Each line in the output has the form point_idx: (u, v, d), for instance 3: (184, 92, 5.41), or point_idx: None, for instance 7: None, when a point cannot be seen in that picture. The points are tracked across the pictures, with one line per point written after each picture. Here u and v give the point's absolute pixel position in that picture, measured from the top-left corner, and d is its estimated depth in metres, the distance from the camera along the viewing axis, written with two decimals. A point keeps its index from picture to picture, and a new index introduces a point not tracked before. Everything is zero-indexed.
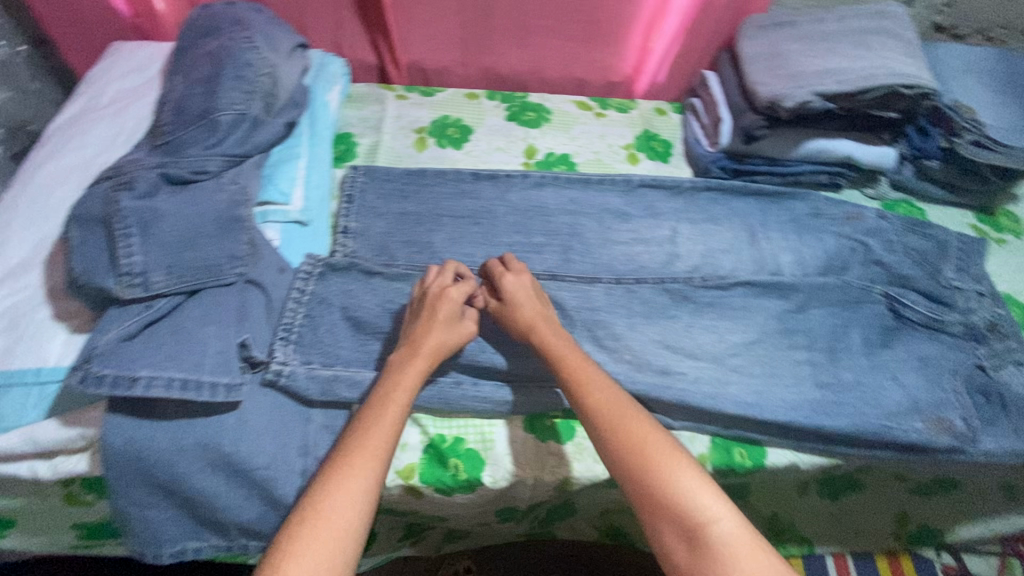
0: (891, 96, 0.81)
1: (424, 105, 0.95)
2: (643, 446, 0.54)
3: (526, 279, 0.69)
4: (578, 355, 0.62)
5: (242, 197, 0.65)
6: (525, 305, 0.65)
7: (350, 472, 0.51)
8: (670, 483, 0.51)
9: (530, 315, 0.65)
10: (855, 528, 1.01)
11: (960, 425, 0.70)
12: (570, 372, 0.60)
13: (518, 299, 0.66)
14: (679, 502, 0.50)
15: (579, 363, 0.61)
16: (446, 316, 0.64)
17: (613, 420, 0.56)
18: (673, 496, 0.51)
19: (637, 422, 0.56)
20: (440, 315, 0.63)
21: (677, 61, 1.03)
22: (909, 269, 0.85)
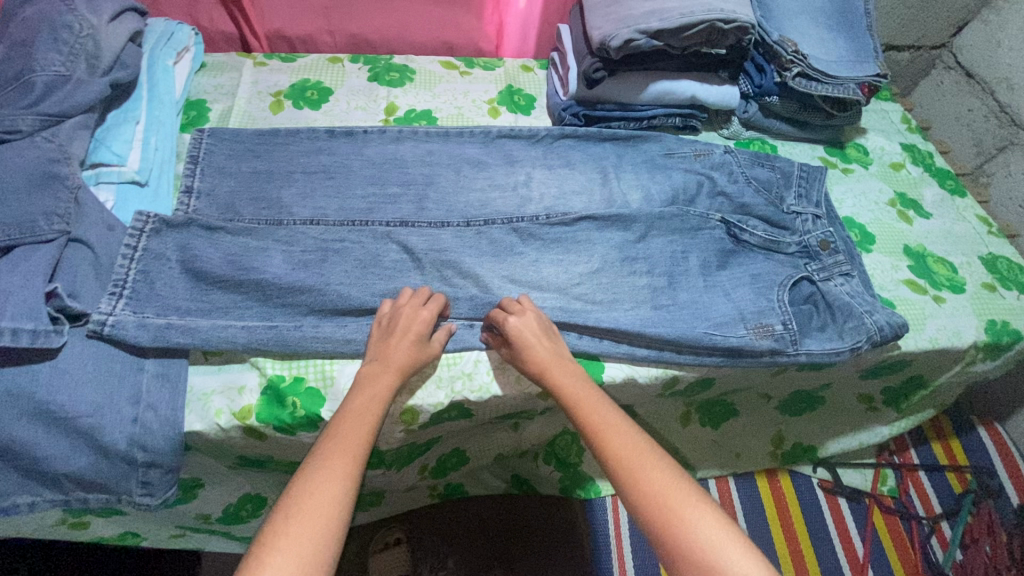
0: (714, 34, 0.86)
1: (283, 71, 0.96)
2: (631, 453, 0.58)
3: (532, 317, 0.70)
4: (590, 396, 0.65)
5: (61, 155, 0.66)
6: (534, 340, 0.68)
7: (338, 481, 0.54)
8: (689, 533, 0.52)
9: (544, 357, 0.68)
10: (736, 450, 1.07)
11: (779, 328, 0.76)
12: (586, 419, 0.63)
13: (526, 338, 0.68)
14: (699, 551, 0.51)
15: (593, 409, 0.63)
16: (422, 330, 0.68)
17: (631, 467, 0.57)
18: (692, 545, 0.52)
19: (635, 446, 0.59)
20: (417, 339, 0.68)
21: (539, 29, 1.10)
22: (750, 198, 0.90)
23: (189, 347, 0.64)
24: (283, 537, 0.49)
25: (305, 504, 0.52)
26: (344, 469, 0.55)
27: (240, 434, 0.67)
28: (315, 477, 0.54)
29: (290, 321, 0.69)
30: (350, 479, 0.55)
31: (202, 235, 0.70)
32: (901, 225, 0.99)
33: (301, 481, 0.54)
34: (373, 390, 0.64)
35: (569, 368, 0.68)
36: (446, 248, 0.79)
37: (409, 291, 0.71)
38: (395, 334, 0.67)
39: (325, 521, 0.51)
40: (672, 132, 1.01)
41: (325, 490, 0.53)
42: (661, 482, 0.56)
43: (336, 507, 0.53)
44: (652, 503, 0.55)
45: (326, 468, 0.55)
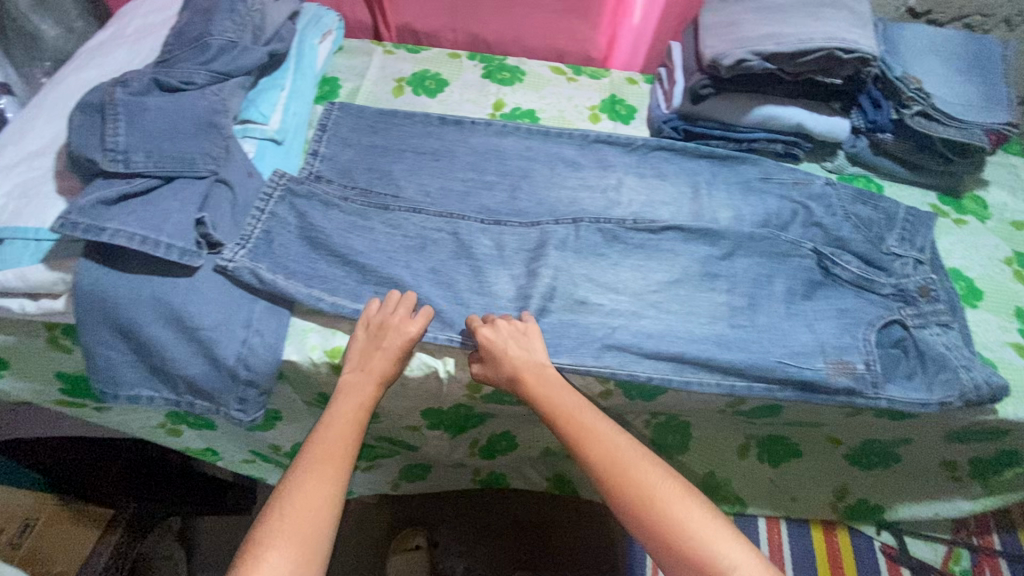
0: (831, 62, 0.85)
1: (407, 60, 1.05)
2: (621, 456, 0.61)
3: (505, 328, 0.70)
4: (573, 407, 0.66)
5: (221, 108, 0.75)
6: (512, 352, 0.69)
7: (329, 483, 0.58)
8: (684, 528, 0.57)
9: (520, 366, 0.68)
10: (792, 493, 1.02)
11: (861, 368, 0.73)
12: (570, 429, 0.64)
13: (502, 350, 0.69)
14: (694, 547, 0.56)
15: (576, 418, 0.65)
16: (410, 340, 0.70)
17: (621, 470, 0.60)
18: (687, 540, 0.56)
19: (623, 451, 0.62)
20: (401, 352, 0.70)
21: (651, 44, 1.14)
22: (847, 232, 0.88)
23: (298, 289, 0.72)
24: (279, 531, 0.54)
25: (297, 503, 0.56)
26: (326, 473, 0.59)
27: (327, 373, 0.74)
28: (304, 478, 0.58)
29: (384, 283, 0.76)
30: (339, 480, 0.59)
31: (314, 211, 0.79)
32: (1017, 286, 0.91)
33: (292, 482, 0.58)
34: (354, 394, 0.67)
35: (544, 376, 0.69)
36: (533, 238, 0.81)
37: (394, 297, 0.73)
38: (380, 343, 0.69)
39: (316, 518, 0.56)
40: (772, 158, 0.99)
41: (316, 490, 0.57)
42: (655, 484, 0.59)
43: (325, 508, 0.57)
44: (646, 504, 0.58)
45: (312, 469, 0.59)
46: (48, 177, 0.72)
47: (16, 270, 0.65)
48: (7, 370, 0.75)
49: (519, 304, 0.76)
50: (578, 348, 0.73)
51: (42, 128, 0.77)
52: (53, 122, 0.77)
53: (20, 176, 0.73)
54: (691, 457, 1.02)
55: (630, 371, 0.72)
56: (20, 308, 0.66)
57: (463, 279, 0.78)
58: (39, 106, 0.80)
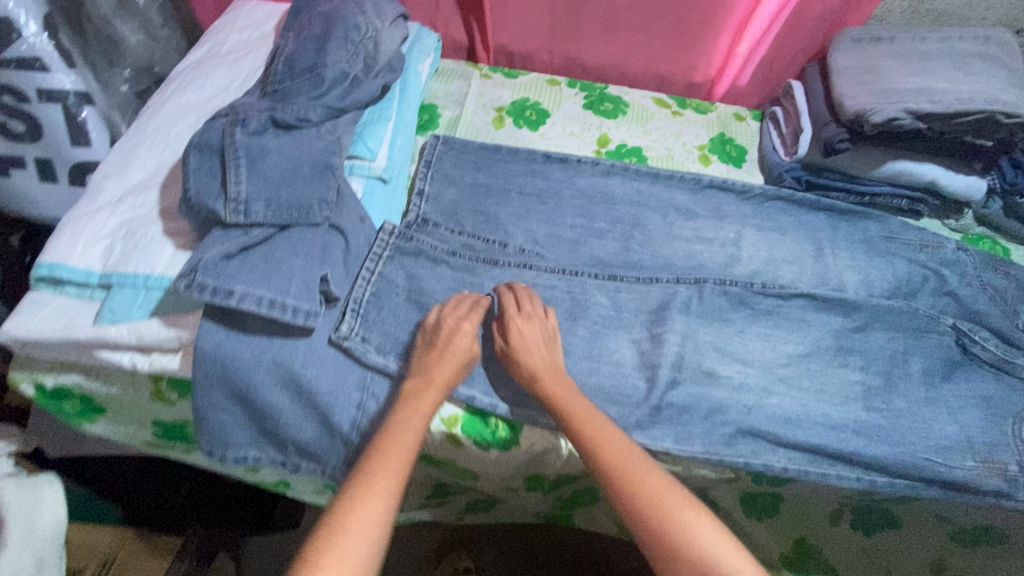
0: (987, 124, 0.78)
1: (506, 86, 1.00)
2: (634, 464, 0.57)
3: (536, 325, 0.68)
4: (582, 404, 0.62)
5: (337, 147, 0.70)
6: (536, 345, 0.66)
7: (382, 499, 0.51)
8: (690, 535, 0.52)
9: (540, 363, 0.65)
10: (888, 565, 0.96)
11: (1014, 470, 0.68)
12: (577, 426, 0.60)
13: (529, 344, 0.66)
14: (701, 555, 0.52)
15: (586, 414, 0.61)
16: (467, 348, 0.65)
17: (629, 472, 0.56)
18: (693, 549, 0.52)
19: (629, 452, 0.58)
20: (462, 361, 0.64)
21: (760, 70, 1.04)
22: (984, 305, 0.81)
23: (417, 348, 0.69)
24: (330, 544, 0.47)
25: (348, 525, 0.49)
26: (390, 482, 0.52)
27: (440, 439, 0.70)
28: (350, 495, 0.50)
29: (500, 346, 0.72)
30: (393, 492, 0.52)
31: (426, 265, 0.75)
32: None
33: (347, 499, 0.50)
34: (414, 403, 0.60)
35: (561, 378, 0.65)
36: (654, 302, 0.78)
37: (455, 302, 0.68)
38: (440, 348, 0.64)
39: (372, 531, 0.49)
40: (893, 213, 0.93)
41: (367, 507, 0.50)
42: (665, 489, 0.55)
43: (374, 528, 0.49)
44: (651, 510, 0.54)
45: (363, 480, 0.52)
46: (154, 215, 0.67)
47: (130, 324, 0.61)
48: (101, 415, 0.71)
49: (645, 376, 0.72)
50: (708, 433, 0.69)
51: (144, 158, 0.72)
52: (157, 153, 0.72)
53: (124, 214, 0.68)
54: (780, 523, 0.98)
55: (760, 458, 0.68)
56: (130, 363, 0.62)
57: (581, 342, 0.74)
58: (140, 132, 0.75)
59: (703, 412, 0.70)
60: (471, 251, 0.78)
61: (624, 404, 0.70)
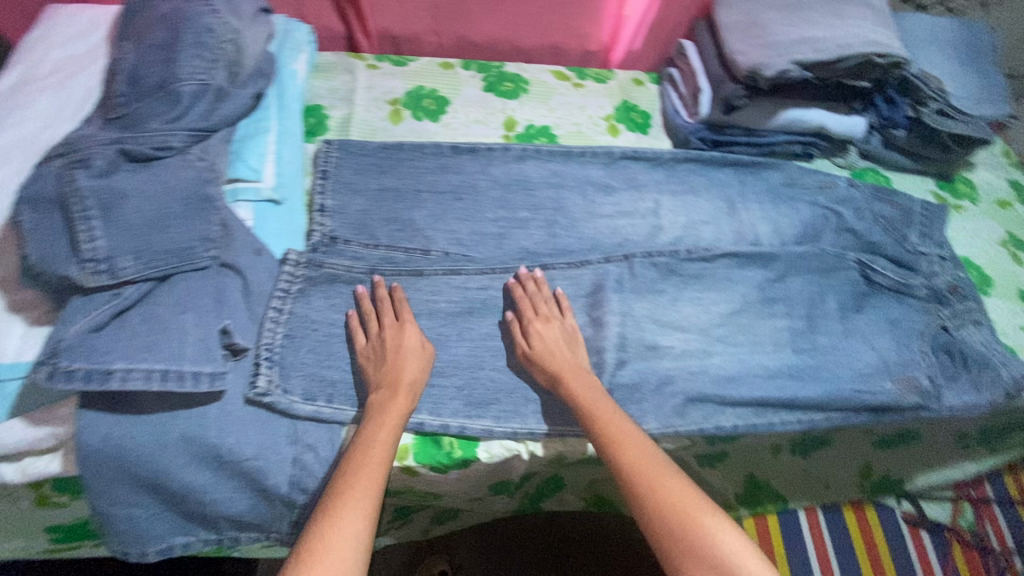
0: (864, 67, 0.83)
1: (396, 76, 0.92)
2: (652, 471, 0.56)
3: (555, 328, 0.69)
4: (608, 408, 0.62)
5: (212, 174, 0.61)
6: (558, 349, 0.67)
7: (363, 513, 0.49)
8: (715, 543, 0.51)
9: (563, 364, 0.66)
10: (826, 481, 1.06)
11: (925, 383, 0.75)
12: (602, 428, 0.60)
13: (552, 348, 0.67)
14: (724, 562, 0.50)
15: (609, 418, 0.61)
16: (418, 349, 0.63)
17: (653, 480, 0.55)
18: (717, 555, 0.51)
19: (653, 456, 0.57)
20: (420, 358, 0.62)
21: (652, 31, 1.04)
22: (878, 236, 0.88)
23: (351, 384, 0.63)
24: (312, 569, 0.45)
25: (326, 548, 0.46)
26: (369, 500, 0.50)
27: (393, 472, 0.65)
28: (325, 517, 0.48)
29: (439, 365, 0.67)
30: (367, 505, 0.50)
31: (344, 290, 0.68)
32: (1015, 267, 0.97)
33: (321, 521, 0.48)
34: (383, 412, 0.57)
35: (584, 379, 0.65)
36: (589, 286, 0.76)
37: (388, 308, 0.65)
38: (393, 355, 0.61)
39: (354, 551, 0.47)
40: (789, 159, 0.96)
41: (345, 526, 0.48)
42: (682, 490, 0.54)
43: (354, 545, 0.47)
44: (671, 519, 0.53)
45: (340, 497, 0.50)
46: None
47: None
48: None
49: (593, 362, 0.71)
50: (660, 406, 0.70)
51: None
52: None
53: None
54: (731, 468, 1.02)
55: (712, 421, 0.70)
56: None
57: None
58: None
59: (653, 387, 0.71)
60: (392, 266, 0.72)
61: None
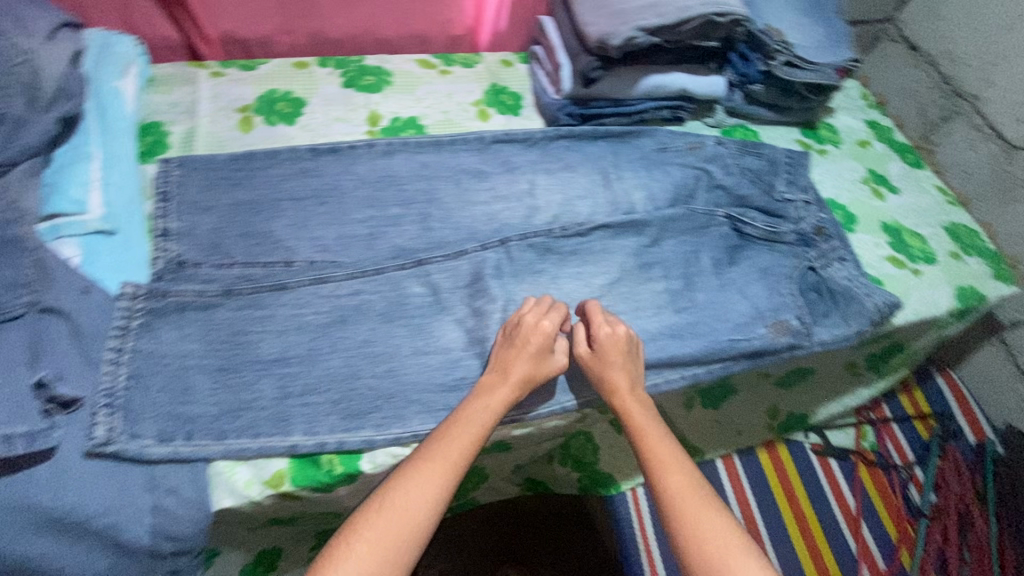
0: (707, 26, 0.84)
1: (245, 80, 0.87)
2: (688, 503, 0.58)
3: (620, 332, 0.69)
4: (657, 432, 0.64)
5: (13, 214, 0.60)
6: (610, 371, 0.68)
7: (432, 490, 0.56)
8: None
9: (620, 370, 0.68)
10: (737, 427, 1.12)
11: (795, 323, 0.78)
12: (646, 450, 0.63)
13: (608, 350, 0.68)
14: None
15: (658, 444, 0.63)
16: (536, 347, 0.67)
17: (686, 515, 0.58)
18: None
19: (692, 491, 0.59)
20: (538, 351, 0.67)
21: (514, 10, 1.03)
22: (746, 189, 0.92)
23: (213, 416, 0.61)
24: (369, 535, 0.53)
25: (392, 496, 0.55)
26: (439, 482, 0.57)
27: (273, 502, 0.63)
28: (405, 470, 0.57)
29: (311, 381, 0.65)
30: (439, 479, 0.57)
31: (197, 318, 0.65)
32: (876, 202, 1.04)
33: (395, 489, 0.56)
34: (485, 399, 0.64)
35: (639, 395, 0.68)
36: (467, 278, 0.75)
37: (531, 301, 0.71)
38: (519, 347, 0.67)
39: (410, 527, 0.54)
40: (659, 123, 1.00)
41: (411, 486, 0.56)
42: (715, 531, 0.57)
43: (417, 524, 0.54)
44: (699, 554, 0.56)
45: (423, 461, 0.58)
46: None
47: None
48: None
49: (476, 353, 0.71)
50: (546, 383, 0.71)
51: None
52: None
53: None
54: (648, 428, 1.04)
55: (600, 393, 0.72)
56: None
57: (404, 342, 0.69)
58: None
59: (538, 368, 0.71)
60: (252, 284, 0.68)
61: (462, 389, 0.68)
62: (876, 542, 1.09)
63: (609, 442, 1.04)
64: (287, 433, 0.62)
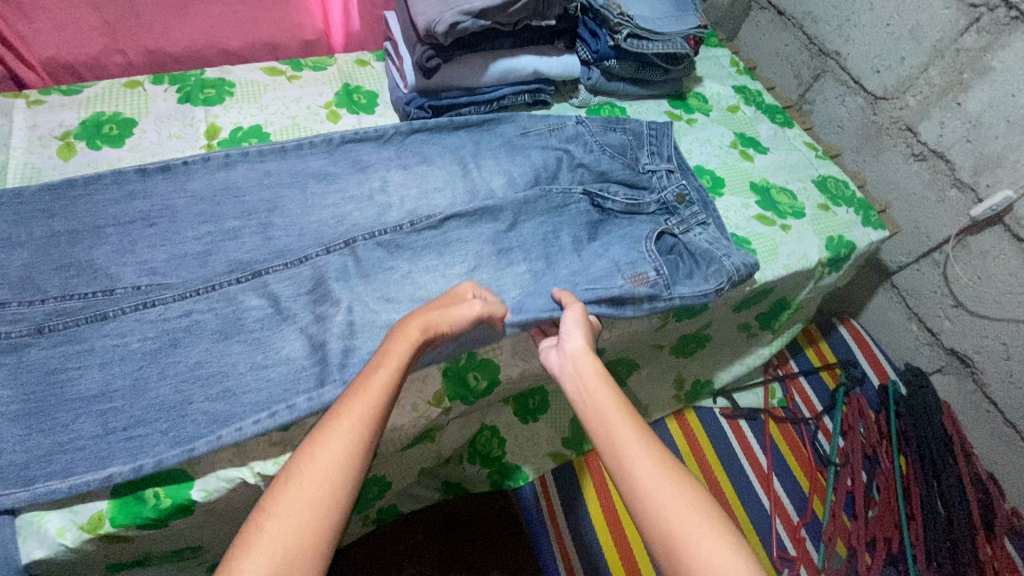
0: (540, 5, 0.84)
1: (67, 106, 0.82)
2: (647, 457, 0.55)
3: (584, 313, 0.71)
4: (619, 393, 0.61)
5: None
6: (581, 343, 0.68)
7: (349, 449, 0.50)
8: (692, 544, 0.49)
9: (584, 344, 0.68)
10: (645, 401, 1.12)
11: (653, 275, 0.79)
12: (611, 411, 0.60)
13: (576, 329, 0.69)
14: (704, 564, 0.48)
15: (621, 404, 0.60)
16: (456, 305, 0.67)
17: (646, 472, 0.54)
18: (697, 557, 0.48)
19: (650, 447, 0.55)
20: (455, 308, 0.67)
21: (362, 8, 1.02)
22: (607, 164, 0.91)
23: (21, 464, 0.57)
24: (286, 497, 0.47)
25: (309, 466, 0.49)
26: (363, 439, 0.52)
27: (99, 545, 0.60)
28: (319, 436, 0.51)
29: (135, 412, 0.61)
30: (360, 441, 0.51)
31: (4, 361, 0.60)
32: (745, 163, 1.06)
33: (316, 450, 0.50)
34: (404, 352, 0.60)
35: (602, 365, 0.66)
36: (315, 284, 0.73)
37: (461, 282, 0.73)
38: (439, 304, 0.67)
39: (328, 488, 0.48)
40: (524, 108, 1.00)
41: (327, 451, 0.50)
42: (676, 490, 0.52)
43: (337, 488, 0.48)
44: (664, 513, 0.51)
45: (348, 426, 0.52)
46: None
47: None
48: None
49: (317, 359, 0.68)
50: None
51: None
52: None
53: None
54: (553, 415, 1.08)
55: None
56: None
57: (242, 358, 0.66)
58: None
59: None
60: (67, 319, 0.64)
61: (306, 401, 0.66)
62: (787, 495, 1.11)
63: (514, 433, 1.06)
64: (104, 473, 0.58)
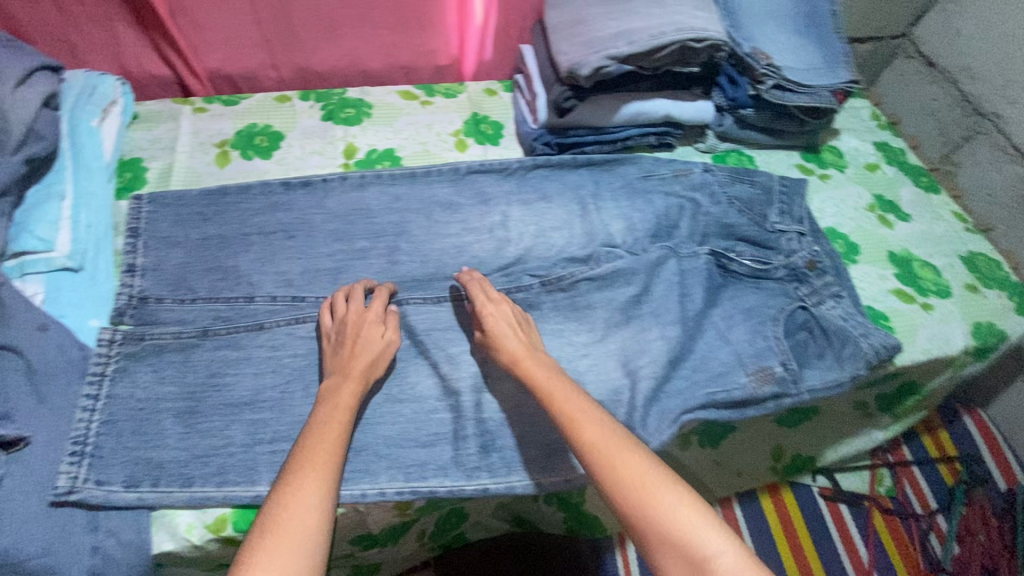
0: (686, 53, 0.83)
1: (225, 116, 0.89)
2: (607, 446, 0.54)
3: (506, 308, 0.68)
4: (559, 379, 0.60)
5: None
6: (506, 337, 0.65)
7: (308, 491, 0.49)
8: (665, 514, 0.50)
9: (515, 349, 0.63)
10: (737, 469, 1.03)
11: (780, 370, 0.73)
12: (560, 409, 0.57)
13: (501, 330, 0.65)
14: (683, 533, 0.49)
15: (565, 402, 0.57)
16: (371, 338, 0.63)
17: (609, 459, 0.53)
18: (675, 528, 0.49)
19: (611, 434, 0.54)
20: (372, 343, 0.63)
21: (498, 38, 1.02)
22: (734, 218, 0.87)
23: (181, 462, 0.61)
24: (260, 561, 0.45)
25: (278, 516, 0.47)
26: (316, 479, 0.50)
27: (221, 546, 0.63)
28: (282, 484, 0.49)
29: (265, 423, 0.64)
30: (327, 480, 0.51)
31: (174, 360, 0.65)
32: (883, 229, 0.97)
33: (272, 504, 0.48)
34: (336, 399, 0.57)
35: (543, 362, 0.63)
36: (445, 325, 0.73)
37: (343, 296, 0.67)
38: (353, 340, 0.63)
39: (302, 531, 0.47)
40: (647, 150, 0.97)
41: (293, 493, 0.49)
42: (640, 468, 0.52)
43: (310, 520, 0.48)
44: (626, 491, 0.51)
45: (298, 472, 0.50)
46: None
47: None
48: None
49: (450, 405, 0.68)
50: (507, 429, 0.68)
51: None
52: None
53: None
54: None
55: None
56: None
57: None
58: None
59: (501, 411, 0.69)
60: (223, 325, 0.68)
61: (414, 434, 0.66)
62: None
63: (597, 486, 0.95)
64: (229, 478, 0.61)
